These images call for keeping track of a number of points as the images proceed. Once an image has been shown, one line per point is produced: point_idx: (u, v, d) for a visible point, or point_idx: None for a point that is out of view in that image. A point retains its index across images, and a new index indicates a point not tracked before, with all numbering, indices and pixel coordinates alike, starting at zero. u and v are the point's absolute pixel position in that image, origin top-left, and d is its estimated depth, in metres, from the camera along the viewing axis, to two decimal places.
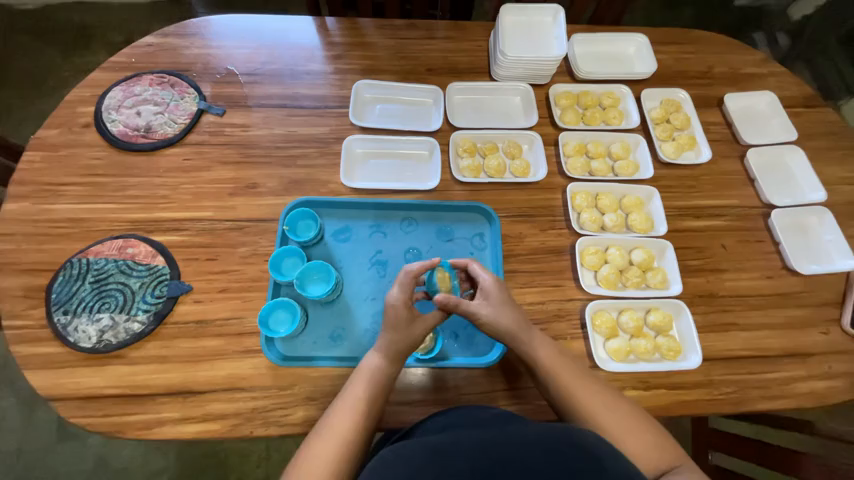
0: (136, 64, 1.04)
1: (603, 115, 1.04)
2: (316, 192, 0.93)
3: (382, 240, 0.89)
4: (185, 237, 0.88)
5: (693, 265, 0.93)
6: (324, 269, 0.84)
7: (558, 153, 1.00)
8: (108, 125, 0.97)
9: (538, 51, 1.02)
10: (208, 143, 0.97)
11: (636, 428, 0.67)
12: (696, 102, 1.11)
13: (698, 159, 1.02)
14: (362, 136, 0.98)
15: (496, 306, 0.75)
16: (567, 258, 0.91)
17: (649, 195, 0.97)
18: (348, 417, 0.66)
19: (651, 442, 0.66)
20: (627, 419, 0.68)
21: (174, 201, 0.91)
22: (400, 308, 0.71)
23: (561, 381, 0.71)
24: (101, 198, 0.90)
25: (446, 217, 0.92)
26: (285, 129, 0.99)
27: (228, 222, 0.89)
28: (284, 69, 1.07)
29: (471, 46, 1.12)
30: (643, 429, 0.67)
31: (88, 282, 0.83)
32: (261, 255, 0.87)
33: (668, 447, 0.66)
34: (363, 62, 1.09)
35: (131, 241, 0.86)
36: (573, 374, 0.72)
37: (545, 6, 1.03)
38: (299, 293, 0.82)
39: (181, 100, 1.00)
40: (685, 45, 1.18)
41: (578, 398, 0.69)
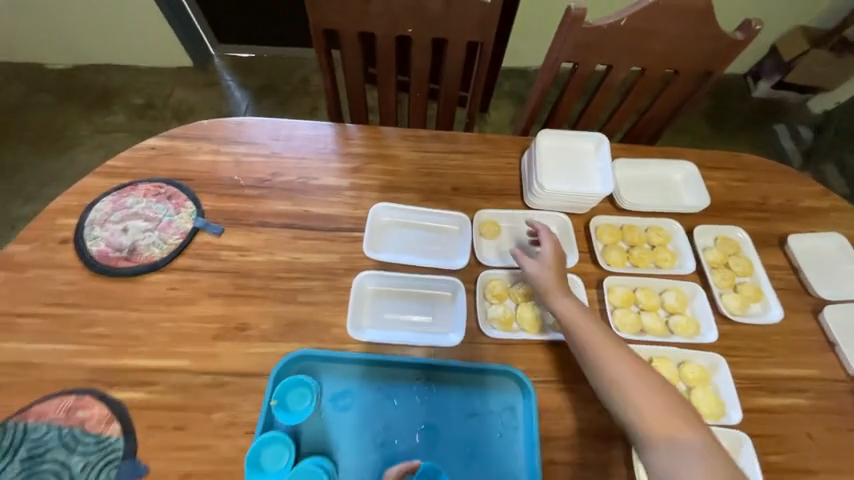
0: (134, 170, 0.95)
1: (652, 255, 0.91)
2: (317, 340, 0.78)
3: (391, 411, 0.73)
4: (153, 394, 0.72)
5: (775, 462, 0.75)
6: (318, 465, 0.65)
7: (602, 300, 0.86)
8: (88, 243, 0.85)
9: (579, 182, 0.91)
10: (199, 268, 0.84)
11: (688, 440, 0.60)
12: (755, 240, 0.98)
13: (767, 317, 0.87)
14: (374, 272, 0.84)
15: (546, 275, 0.78)
16: (619, 447, 0.73)
17: (714, 364, 0.80)
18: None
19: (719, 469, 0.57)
20: (654, 390, 0.64)
21: (147, 343, 0.76)
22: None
23: (597, 351, 0.69)
24: (61, 336, 0.76)
25: (470, 382, 0.76)
26: (288, 255, 0.87)
27: (207, 377, 0.74)
28: (295, 181, 0.97)
29: (501, 165, 1.02)
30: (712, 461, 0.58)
31: (19, 458, 0.67)
32: (242, 426, 0.71)
33: (721, 460, 0.58)
34: (383, 176, 0.99)
35: (84, 400, 0.71)
36: (617, 352, 0.69)
37: (587, 134, 0.94)
38: None
39: (176, 216, 0.89)
40: (734, 172, 1.08)
41: (608, 364, 0.68)
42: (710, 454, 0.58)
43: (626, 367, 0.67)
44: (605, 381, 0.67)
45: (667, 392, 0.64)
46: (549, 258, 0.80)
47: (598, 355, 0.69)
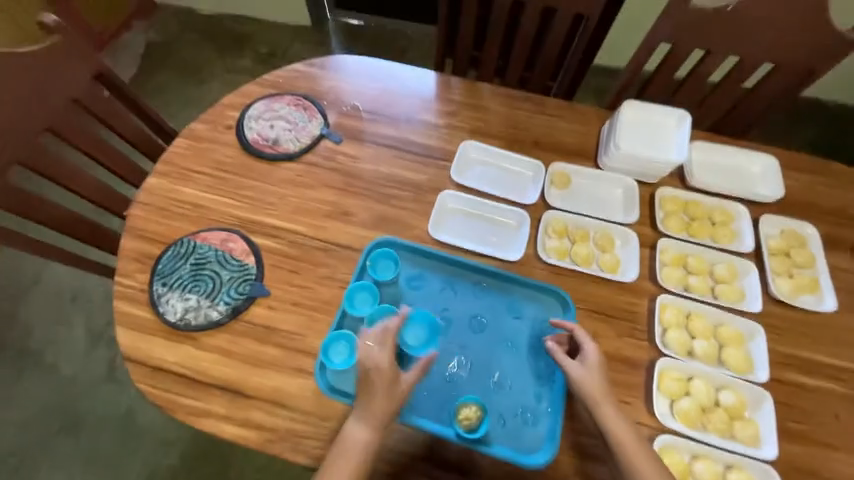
0: (282, 85, 1.20)
1: (711, 230, 0.97)
2: (401, 234, 0.97)
3: (452, 298, 0.90)
4: (277, 244, 0.95)
5: (795, 429, 0.79)
6: (391, 314, 0.85)
7: (654, 258, 0.94)
8: (245, 131, 1.11)
9: (654, 151, 1.00)
10: (320, 165, 1.06)
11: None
12: (825, 241, 0.99)
13: (819, 306, 0.90)
14: (455, 193, 1.01)
15: (588, 379, 0.75)
16: (642, 375, 0.83)
17: (752, 331, 0.86)
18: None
19: None
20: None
21: (277, 209, 1.00)
22: (385, 373, 0.72)
23: (630, 453, 0.69)
24: (221, 191, 1.02)
25: (521, 293, 0.90)
26: (388, 168, 1.06)
27: (317, 241, 0.96)
28: (401, 114, 1.16)
29: (581, 130, 1.13)
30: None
31: (189, 263, 0.92)
32: (336, 280, 0.91)
33: None
34: (474, 122, 1.15)
35: (233, 236, 0.96)
36: (614, 413, 0.72)
37: (670, 111, 1.02)
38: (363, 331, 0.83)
39: (308, 124, 1.12)
40: (820, 176, 1.08)
41: (628, 442, 0.70)
42: None
43: (628, 433, 0.71)
44: (629, 470, 0.69)
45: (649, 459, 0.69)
46: (593, 362, 0.75)
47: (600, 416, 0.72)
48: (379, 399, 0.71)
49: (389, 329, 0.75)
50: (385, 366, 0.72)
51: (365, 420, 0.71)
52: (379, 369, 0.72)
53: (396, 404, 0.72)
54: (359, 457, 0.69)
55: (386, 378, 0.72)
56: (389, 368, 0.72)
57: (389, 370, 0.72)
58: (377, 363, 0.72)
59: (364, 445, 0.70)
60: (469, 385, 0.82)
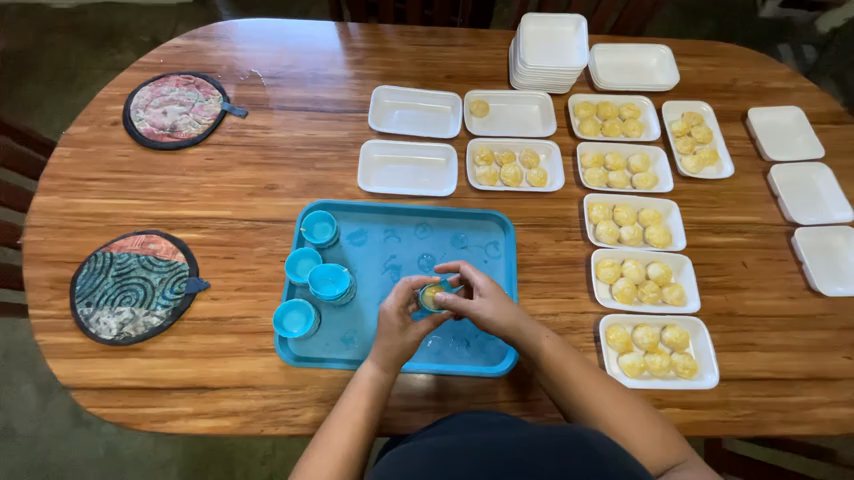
0: (164, 65, 1.07)
1: (622, 127, 1.03)
2: (333, 195, 0.94)
3: (396, 244, 0.90)
4: (204, 235, 0.90)
5: (712, 282, 0.91)
6: (338, 272, 0.85)
7: (576, 163, 0.99)
8: (135, 124, 1.00)
9: (558, 60, 1.02)
10: (230, 143, 0.99)
11: (606, 389, 0.72)
12: (719, 116, 1.09)
13: (719, 174, 1.00)
14: (377, 141, 0.98)
15: (494, 307, 0.77)
16: (582, 270, 0.90)
17: (667, 209, 0.95)
18: (341, 438, 0.68)
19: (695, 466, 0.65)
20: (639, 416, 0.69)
21: (195, 199, 0.93)
22: (392, 317, 0.74)
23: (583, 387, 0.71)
24: (126, 194, 0.93)
25: (463, 225, 0.93)
26: (304, 132, 1.01)
27: (246, 222, 0.91)
28: (305, 72, 1.09)
29: (490, 55, 1.12)
30: (636, 416, 0.69)
31: (110, 276, 0.85)
32: (277, 255, 0.88)
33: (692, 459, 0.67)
34: (383, 67, 1.10)
35: (152, 237, 0.89)
36: (537, 328, 0.76)
37: (565, 16, 1.03)
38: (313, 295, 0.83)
39: (206, 102, 1.03)
40: (708, 58, 1.16)
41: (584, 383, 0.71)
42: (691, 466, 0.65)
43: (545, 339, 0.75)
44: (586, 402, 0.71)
45: (604, 381, 0.72)
46: (493, 286, 0.78)
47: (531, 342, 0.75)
48: (391, 342, 0.74)
49: (410, 282, 0.78)
50: (394, 311, 0.75)
51: (373, 360, 0.74)
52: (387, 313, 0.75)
53: (401, 354, 0.74)
54: (362, 417, 0.69)
55: (397, 321, 0.75)
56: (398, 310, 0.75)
57: (399, 314, 0.75)
58: (385, 305, 0.76)
59: (371, 396, 0.71)
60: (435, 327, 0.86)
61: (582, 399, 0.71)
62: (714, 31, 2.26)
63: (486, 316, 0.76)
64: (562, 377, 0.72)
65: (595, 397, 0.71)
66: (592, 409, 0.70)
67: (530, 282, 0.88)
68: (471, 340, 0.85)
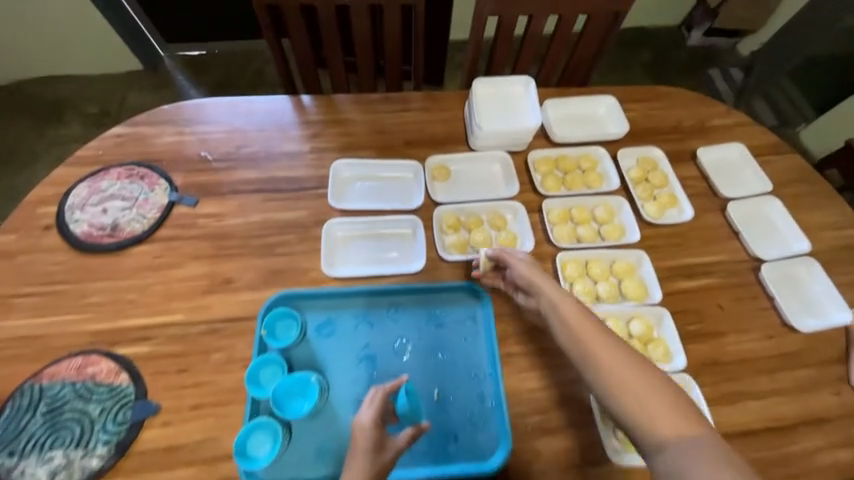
0: (103, 157, 1.00)
1: (583, 179, 1.04)
2: (297, 283, 0.88)
3: (369, 331, 0.84)
4: (154, 346, 0.81)
5: (693, 330, 0.90)
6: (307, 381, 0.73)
7: (543, 220, 0.98)
8: (70, 226, 0.91)
9: (512, 121, 1.03)
10: (180, 236, 0.92)
11: (607, 343, 0.65)
12: (671, 158, 1.12)
13: (682, 217, 1.02)
14: (341, 220, 0.94)
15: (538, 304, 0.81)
16: None
17: (639, 259, 0.95)
18: None
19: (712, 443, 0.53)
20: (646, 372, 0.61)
21: (142, 305, 0.84)
22: (368, 432, 0.65)
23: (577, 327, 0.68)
24: (60, 309, 0.83)
25: (437, 301, 0.88)
26: (261, 215, 0.96)
27: (201, 325, 0.83)
28: (259, 150, 1.05)
29: (447, 117, 1.13)
30: (633, 358, 0.63)
31: (40, 414, 0.74)
32: (238, 361, 0.80)
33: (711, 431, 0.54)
34: (341, 139, 1.08)
35: (92, 358, 0.78)
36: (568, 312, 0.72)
37: (515, 78, 1.05)
38: (281, 413, 0.71)
39: (151, 194, 0.95)
40: (652, 101, 1.22)
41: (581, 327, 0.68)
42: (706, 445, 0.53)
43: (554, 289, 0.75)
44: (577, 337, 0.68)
45: (603, 332, 0.67)
46: (532, 264, 0.81)
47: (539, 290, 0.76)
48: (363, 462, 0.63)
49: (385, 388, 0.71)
50: (368, 423, 0.66)
51: None
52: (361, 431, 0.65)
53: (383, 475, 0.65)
54: None
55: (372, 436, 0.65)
56: (372, 423, 0.66)
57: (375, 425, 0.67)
58: (359, 417, 0.67)
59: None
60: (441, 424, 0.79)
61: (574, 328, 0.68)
62: (650, 61, 2.44)
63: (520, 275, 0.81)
64: (565, 338, 0.70)
65: (590, 344, 0.66)
66: (582, 341, 0.67)
67: (514, 355, 0.84)
68: (461, 431, 0.78)
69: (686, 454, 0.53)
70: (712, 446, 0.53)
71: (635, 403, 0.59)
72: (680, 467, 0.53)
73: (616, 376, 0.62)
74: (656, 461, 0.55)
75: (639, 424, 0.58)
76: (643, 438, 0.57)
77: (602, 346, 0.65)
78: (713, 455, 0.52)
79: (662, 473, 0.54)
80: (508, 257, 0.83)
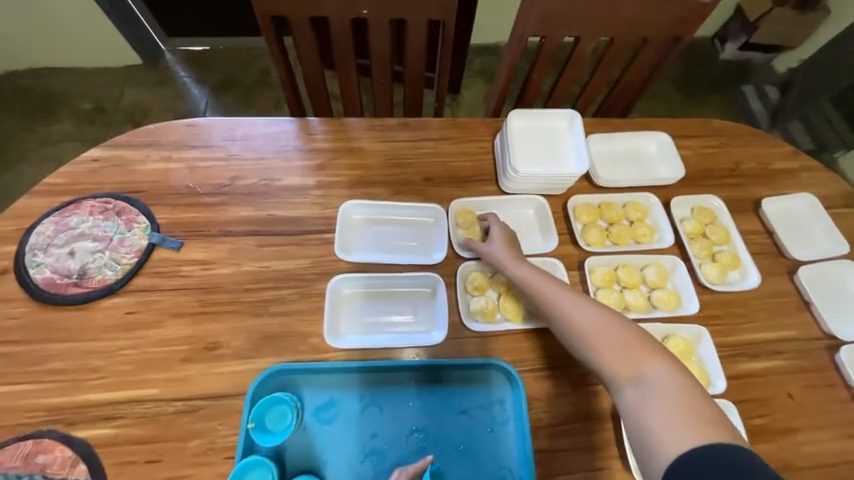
0: (75, 186, 0.87)
1: (631, 232, 0.90)
2: (294, 351, 0.75)
3: (378, 418, 0.70)
4: (119, 429, 0.67)
5: (760, 426, 0.76)
6: None
7: (584, 281, 0.85)
8: (31, 272, 0.77)
9: (553, 163, 0.88)
10: (159, 287, 0.78)
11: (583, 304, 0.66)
12: (730, 207, 0.98)
13: (745, 283, 0.88)
14: (350, 275, 0.80)
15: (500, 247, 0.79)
16: (609, 427, 0.73)
17: (697, 335, 0.81)
18: None
19: (689, 398, 0.50)
20: (619, 332, 0.60)
21: (109, 374, 0.71)
22: None
23: (555, 302, 0.68)
24: (11, 376, 0.70)
25: (459, 381, 0.74)
26: (255, 264, 0.82)
27: (178, 402, 0.69)
28: (257, 183, 0.91)
29: (473, 149, 0.99)
30: (605, 318, 0.62)
31: None
32: (219, 451, 0.67)
33: (693, 393, 0.51)
34: (351, 172, 0.94)
35: (44, 443, 0.65)
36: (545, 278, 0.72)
37: (558, 111, 0.90)
38: None
39: (128, 233, 0.82)
40: (706, 139, 1.07)
41: (557, 301, 0.68)
42: (680, 388, 0.52)
43: (524, 266, 0.75)
44: (555, 311, 0.67)
45: (577, 296, 0.67)
46: (504, 237, 0.80)
47: (510, 263, 0.77)
48: None
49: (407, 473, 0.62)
50: None
51: None
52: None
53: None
54: None
55: None
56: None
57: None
58: None
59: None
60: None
61: (549, 300, 0.69)
62: (684, 77, 2.27)
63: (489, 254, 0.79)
64: (540, 298, 0.70)
65: (566, 311, 0.66)
66: (559, 312, 0.67)
67: (550, 452, 0.71)
68: None
69: (648, 393, 0.53)
70: (677, 381, 0.52)
71: (604, 350, 0.60)
72: (643, 403, 0.53)
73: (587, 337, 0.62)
74: (621, 411, 0.55)
75: (610, 363, 0.58)
76: (610, 377, 0.58)
77: (577, 310, 0.65)
78: (679, 394, 0.51)
79: (626, 407, 0.54)
80: (476, 246, 0.81)
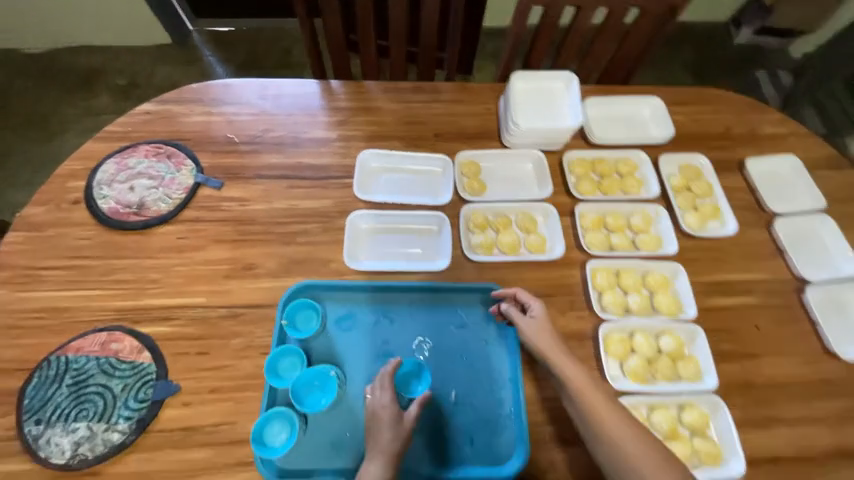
0: (131, 134, 1.00)
1: (620, 184, 0.99)
2: (318, 273, 0.87)
3: (389, 328, 0.83)
4: (174, 328, 0.81)
5: (727, 350, 0.85)
6: (325, 375, 0.72)
7: (575, 225, 0.94)
8: (98, 202, 0.91)
9: (550, 119, 0.98)
10: (204, 219, 0.92)
11: (615, 414, 0.68)
12: (716, 166, 1.05)
13: (724, 231, 0.96)
14: (367, 212, 0.92)
15: (536, 329, 0.77)
16: (589, 345, 0.83)
17: (674, 272, 0.90)
18: None
19: None
20: (632, 427, 0.67)
21: (165, 285, 0.84)
22: (388, 407, 0.70)
23: (583, 406, 0.69)
24: (87, 284, 0.84)
25: (459, 300, 0.86)
26: (285, 202, 0.94)
27: (222, 309, 0.83)
28: (286, 135, 1.03)
29: (480, 110, 1.09)
30: (618, 409, 0.68)
31: (65, 385, 0.76)
32: (256, 348, 0.80)
33: None
34: (368, 127, 1.05)
35: (115, 335, 0.79)
36: (565, 354, 0.74)
37: (557, 73, 1.00)
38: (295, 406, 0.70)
39: (177, 174, 0.95)
40: (700, 105, 1.11)
41: (570, 376, 0.71)
42: None
43: (546, 334, 0.76)
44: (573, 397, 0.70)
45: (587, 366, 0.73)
46: (542, 318, 0.77)
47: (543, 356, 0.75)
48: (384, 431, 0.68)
49: (389, 370, 0.72)
50: (386, 401, 0.70)
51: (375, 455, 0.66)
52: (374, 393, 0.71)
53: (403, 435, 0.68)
54: None
55: (390, 412, 0.69)
56: (384, 387, 0.71)
57: (385, 391, 0.71)
58: (375, 399, 0.71)
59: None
60: (452, 432, 0.76)
61: (585, 402, 0.69)
62: (693, 60, 2.30)
63: (527, 337, 0.76)
64: (556, 370, 0.73)
65: (587, 409, 0.69)
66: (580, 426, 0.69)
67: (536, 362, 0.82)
68: (477, 436, 0.76)
69: None
70: None
71: (623, 469, 0.65)
72: None
73: (604, 434, 0.67)
74: None
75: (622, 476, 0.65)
76: None
77: (591, 400, 0.69)
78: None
79: None
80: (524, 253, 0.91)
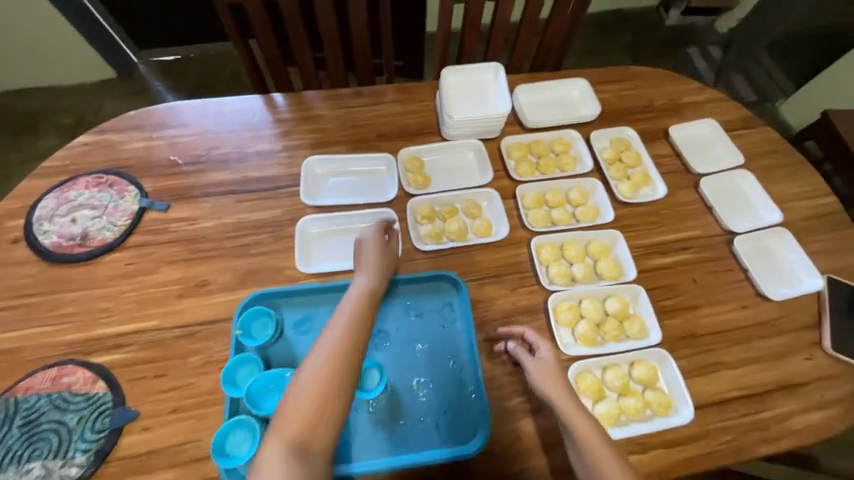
0: (69, 167, 0.99)
1: (557, 162, 1.04)
2: (273, 281, 0.88)
3: None
4: (129, 354, 0.80)
5: (668, 305, 0.91)
6: (281, 377, 0.74)
7: (517, 206, 0.99)
8: (39, 238, 0.90)
9: (483, 109, 1.03)
10: (152, 242, 0.91)
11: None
12: (644, 137, 1.12)
13: (655, 195, 1.03)
14: (315, 217, 0.94)
15: (544, 374, 0.72)
16: (542, 317, 0.87)
17: (614, 238, 0.95)
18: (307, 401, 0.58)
19: None
20: None
21: (116, 312, 0.84)
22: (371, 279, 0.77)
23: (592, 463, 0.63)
24: (33, 321, 0.82)
25: (414, 290, 0.88)
26: (234, 217, 0.95)
27: (178, 329, 0.83)
28: (230, 151, 1.03)
29: (420, 107, 1.13)
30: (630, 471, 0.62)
31: (16, 426, 0.74)
32: (215, 363, 0.80)
33: None
34: (313, 136, 1.07)
35: (66, 368, 0.78)
36: (576, 404, 0.69)
37: (484, 65, 1.05)
38: (253, 411, 0.71)
39: (120, 201, 0.95)
40: (624, 81, 1.20)
41: (578, 425, 0.66)
42: None
43: (555, 381, 0.71)
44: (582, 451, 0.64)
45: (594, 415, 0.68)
46: (551, 361, 0.74)
47: (550, 401, 0.70)
48: (357, 303, 0.70)
49: (376, 232, 0.83)
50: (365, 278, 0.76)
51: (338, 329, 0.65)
52: (363, 248, 0.81)
53: (387, 265, 0.82)
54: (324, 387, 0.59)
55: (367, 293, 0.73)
56: (375, 244, 0.82)
57: (378, 240, 0.82)
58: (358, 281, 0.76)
59: (361, 305, 0.70)
60: (393, 434, 0.77)
61: (593, 461, 0.63)
62: (632, 43, 2.34)
63: (535, 383, 0.72)
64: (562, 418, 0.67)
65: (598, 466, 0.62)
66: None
67: (493, 340, 0.85)
68: (440, 419, 0.79)
69: None
70: None
71: None
72: None
73: None
74: None
75: None
76: None
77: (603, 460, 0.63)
78: None
79: None
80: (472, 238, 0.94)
